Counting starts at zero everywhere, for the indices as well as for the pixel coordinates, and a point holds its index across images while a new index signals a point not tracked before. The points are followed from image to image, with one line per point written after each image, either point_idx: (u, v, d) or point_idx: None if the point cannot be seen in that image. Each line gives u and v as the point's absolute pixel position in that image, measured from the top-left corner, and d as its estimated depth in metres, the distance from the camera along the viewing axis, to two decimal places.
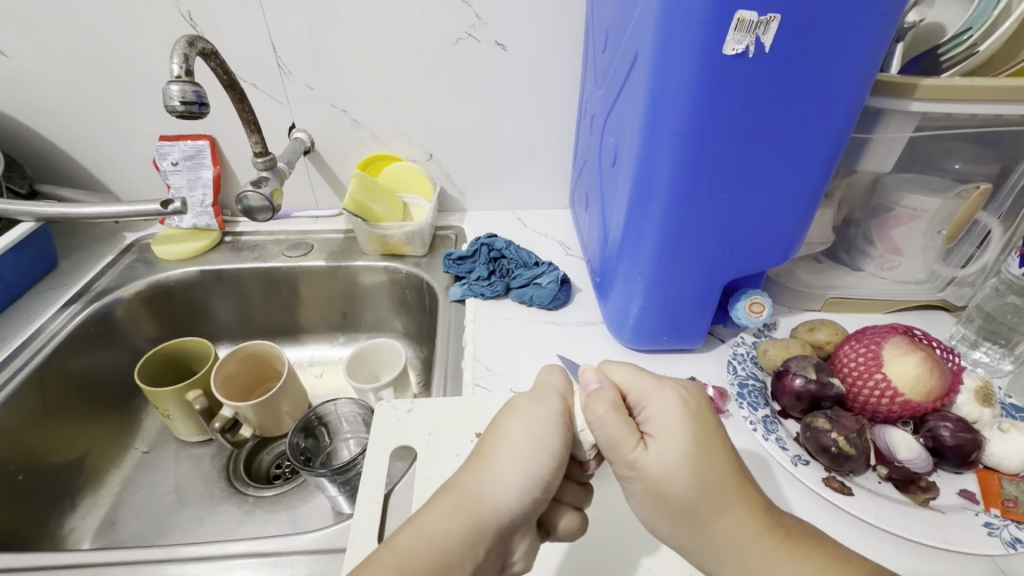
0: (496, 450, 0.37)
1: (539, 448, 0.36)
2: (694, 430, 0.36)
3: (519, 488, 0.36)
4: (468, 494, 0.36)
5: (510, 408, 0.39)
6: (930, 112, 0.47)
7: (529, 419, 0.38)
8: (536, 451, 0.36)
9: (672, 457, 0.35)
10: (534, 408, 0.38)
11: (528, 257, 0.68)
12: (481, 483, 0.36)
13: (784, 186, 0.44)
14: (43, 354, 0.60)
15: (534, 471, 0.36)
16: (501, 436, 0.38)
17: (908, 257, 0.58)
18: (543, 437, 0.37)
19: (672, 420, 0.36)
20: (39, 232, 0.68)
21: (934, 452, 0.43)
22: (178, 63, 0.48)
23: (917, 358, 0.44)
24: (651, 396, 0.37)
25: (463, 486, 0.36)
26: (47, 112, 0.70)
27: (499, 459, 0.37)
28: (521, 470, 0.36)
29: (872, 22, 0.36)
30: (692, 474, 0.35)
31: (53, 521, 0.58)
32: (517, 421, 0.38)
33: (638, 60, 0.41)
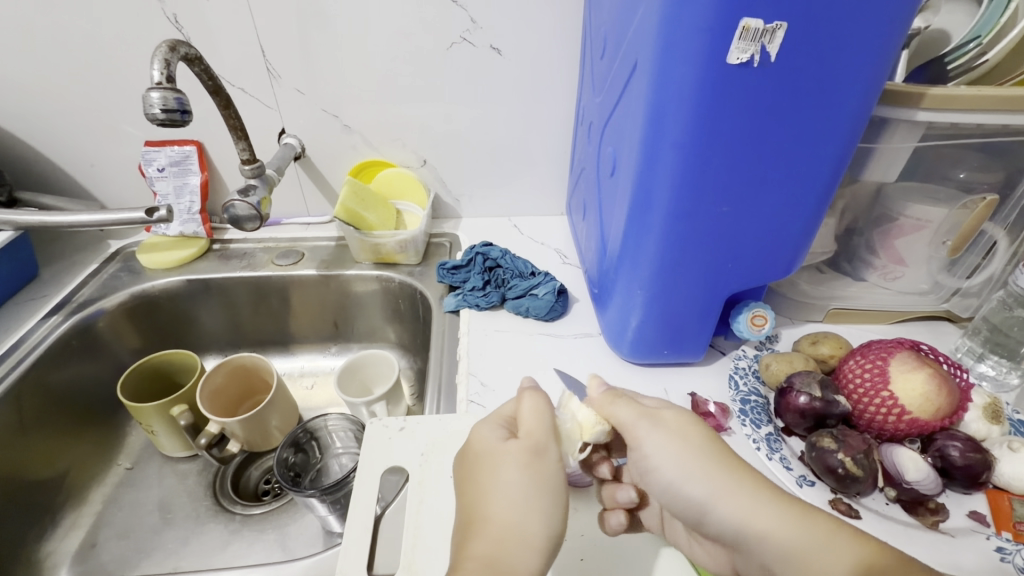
0: (495, 508, 0.34)
1: (552, 498, 0.35)
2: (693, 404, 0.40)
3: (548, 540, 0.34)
4: (490, 556, 0.32)
5: (488, 462, 0.36)
6: (936, 121, 0.45)
7: (526, 473, 0.35)
8: (551, 502, 0.35)
9: (677, 406, 0.39)
10: (533, 458, 0.36)
11: (524, 266, 0.67)
12: (495, 544, 0.33)
13: (785, 200, 0.42)
14: (21, 368, 0.57)
15: (558, 518, 0.35)
16: (495, 492, 0.35)
17: (912, 268, 0.57)
18: (548, 485, 0.35)
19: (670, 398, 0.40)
20: (18, 241, 0.65)
21: (942, 472, 0.42)
22: (158, 69, 0.46)
23: (925, 374, 0.43)
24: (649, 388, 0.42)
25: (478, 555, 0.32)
26: (28, 117, 0.68)
27: (504, 516, 0.34)
28: (544, 522, 0.34)
29: (881, 32, 0.34)
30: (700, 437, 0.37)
31: (30, 544, 0.56)
32: (507, 472, 0.35)
33: (637, 68, 0.39)
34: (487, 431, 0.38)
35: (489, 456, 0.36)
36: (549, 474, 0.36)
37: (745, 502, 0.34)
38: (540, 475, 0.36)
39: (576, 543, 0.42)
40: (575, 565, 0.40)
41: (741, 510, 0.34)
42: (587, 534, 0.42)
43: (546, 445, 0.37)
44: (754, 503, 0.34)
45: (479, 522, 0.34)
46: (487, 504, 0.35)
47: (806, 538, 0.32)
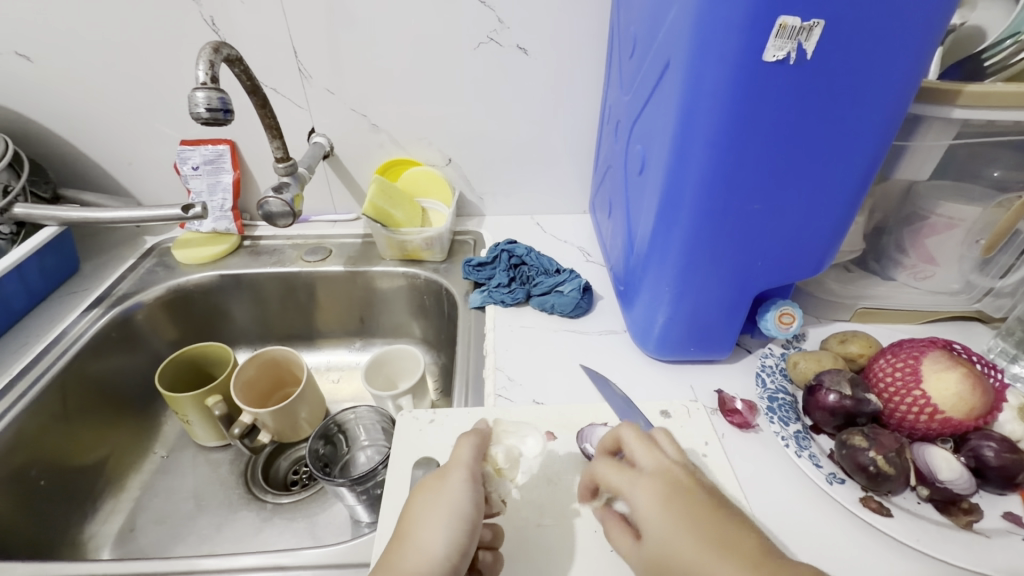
0: (417, 526, 0.36)
1: (451, 510, 0.37)
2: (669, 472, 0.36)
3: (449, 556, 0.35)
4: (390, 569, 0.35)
5: (416, 489, 0.40)
6: (971, 119, 0.45)
7: (431, 492, 0.38)
8: (454, 516, 0.37)
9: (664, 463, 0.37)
10: (438, 479, 0.39)
11: (549, 263, 0.67)
12: (405, 559, 0.35)
13: (816, 198, 0.42)
14: (64, 358, 0.60)
15: (454, 534, 0.36)
16: (414, 516, 0.37)
17: (943, 267, 0.56)
18: (451, 502, 0.37)
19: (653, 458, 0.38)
20: (62, 237, 0.68)
21: (976, 472, 0.42)
22: (203, 70, 0.48)
23: (958, 374, 0.43)
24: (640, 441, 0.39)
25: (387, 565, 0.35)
26: (71, 117, 0.71)
27: (423, 533, 0.36)
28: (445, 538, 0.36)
29: (919, 29, 0.34)
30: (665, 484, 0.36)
31: (74, 527, 0.58)
32: (423, 497, 0.38)
33: (669, 67, 0.40)
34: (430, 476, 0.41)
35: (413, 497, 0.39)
36: (450, 492, 0.38)
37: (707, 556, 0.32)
38: (444, 492, 0.38)
39: None
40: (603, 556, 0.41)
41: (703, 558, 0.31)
42: None
43: (455, 472, 0.39)
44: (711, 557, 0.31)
45: (404, 536, 0.36)
46: (410, 523, 0.37)
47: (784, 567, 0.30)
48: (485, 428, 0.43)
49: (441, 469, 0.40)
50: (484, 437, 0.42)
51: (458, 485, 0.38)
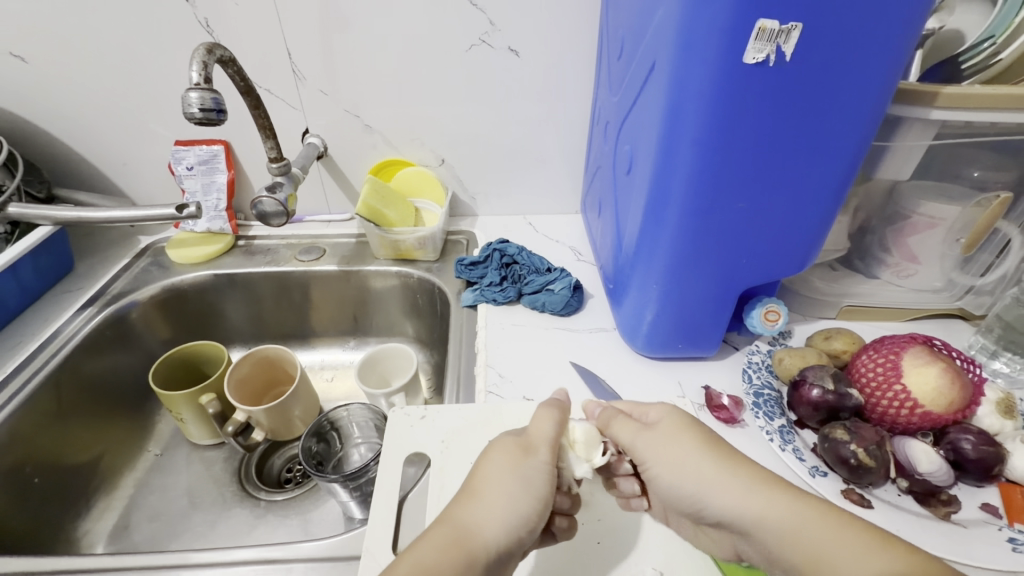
0: (491, 488, 0.40)
1: (528, 487, 0.40)
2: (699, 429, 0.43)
3: (516, 527, 0.39)
4: (463, 521, 0.38)
5: (493, 449, 0.42)
6: (950, 120, 0.46)
7: (510, 461, 0.41)
8: (526, 492, 0.40)
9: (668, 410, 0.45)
10: (524, 452, 0.42)
11: (540, 262, 0.68)
12: (478, 515, 0.39)
13: (799, 197, 0.43)
14: (58, 356, 0.60)
15: (526, 507, 0.39)
16: (488, 477, 0.40)
17: (925, 265, 0.57)
18: (531, 478, 0.41)
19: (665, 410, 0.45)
20: (57, 236, 0.68)
21: (955, 465, 0.43)
22: (197, 70, 0.49)
23: (938, 369, 0.44)
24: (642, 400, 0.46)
25: (460, 518, 0.39)
26: (66, 117, 0.71)
27: (494, 497, 0.39)
28: (516, 507, 0.39)
29: (895, 32, 0.35)
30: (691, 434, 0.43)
31: (67, 524, 0.58)
32: (497, 457, 0.41)
33: (655, 69, 0.41)
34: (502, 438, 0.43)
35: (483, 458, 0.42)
36: (529, 463, 0.41)
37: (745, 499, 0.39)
38: (529, 467, 0.41)
39: (591, 527, 0.43)
40: (591, 547, 0.42)
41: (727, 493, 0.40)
42: (602, 518, 0.43)
43: (539, 445, 0.42)
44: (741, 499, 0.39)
45: (476, 494, 0.40)
46: (482, 484, 0.40)
47: (817, 526, 0.36)
48: (561, 400, 0.45)
49: (527, 441, 0.42)
50: (563, 410, 0.44)
51: (541, 462, 0.41)
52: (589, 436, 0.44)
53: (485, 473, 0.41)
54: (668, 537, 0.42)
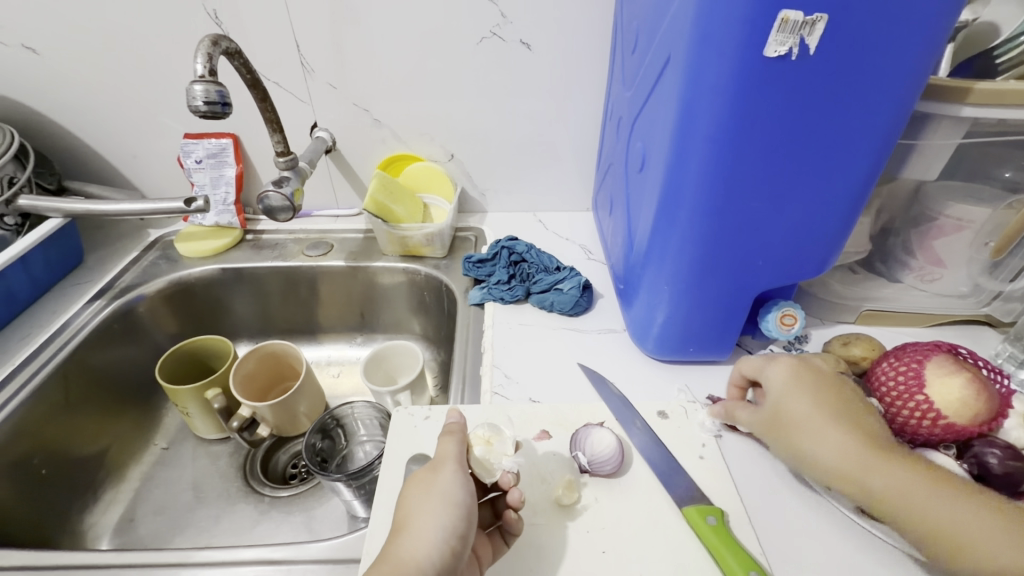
0: (413, 515, 0.37)
1: (445, 499, 0.38)
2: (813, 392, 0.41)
3: (445, 538, 0.36)
4: (395, 558, 0.35)
5: (407, 483, 0.40)
6: (982, 117, 0.44)
7: (421, 486, 0.39)
8: (446, 502, 0.38)
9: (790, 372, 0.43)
10: (431, 473, 0.40)
11: (549, 261, 0.67)
12: (406, 545, 0.36)
13: (820, 198, 0.42)
14: (67, 349, 0.60)
15: (449, 517, 0.37)
16: (408, 509, 0.38)
17: (951, 269, 0.55)
18: (445, 491, 0.38)
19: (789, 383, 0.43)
20: (67, 228, 0.68)
21: (979, 480, 0.41)
22: (201, 62, 0.48)
23: (963, 379, 0.41)
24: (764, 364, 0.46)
25: (391, 557, 0.35)
26: (77, 109, 0.71)
27: (417, 521, 0.37)
28: (439, 521, 0.37)
29: (926, 23, 0.33)
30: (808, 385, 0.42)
31: (74, 516, 0.58)
32: (411, 490, 0.39)
33: (670, 62, 0.39)
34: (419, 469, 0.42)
35: (404, 494, 0.40)
36: (440, 478, 0.39)
37: (831, 440, 0.39)
38: (438, 484, 0.39)
39: (597, 535, 0.41)
40: (596, 557, 0.40)
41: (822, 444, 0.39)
42: (608, 526, 0.42)
43: (445, 463, 0.40)
44: (822, 430, 0.39)
45: (400, 529, 0.37)
46: (406, 514, 0.38)
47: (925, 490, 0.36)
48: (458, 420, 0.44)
49: (434, 461, 0.41)
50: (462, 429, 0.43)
51: (450, 475, 0.39)
52: (491, 428, 0.46)
53: (408, 502, 0.38)
54: (676, 547, 0.41)
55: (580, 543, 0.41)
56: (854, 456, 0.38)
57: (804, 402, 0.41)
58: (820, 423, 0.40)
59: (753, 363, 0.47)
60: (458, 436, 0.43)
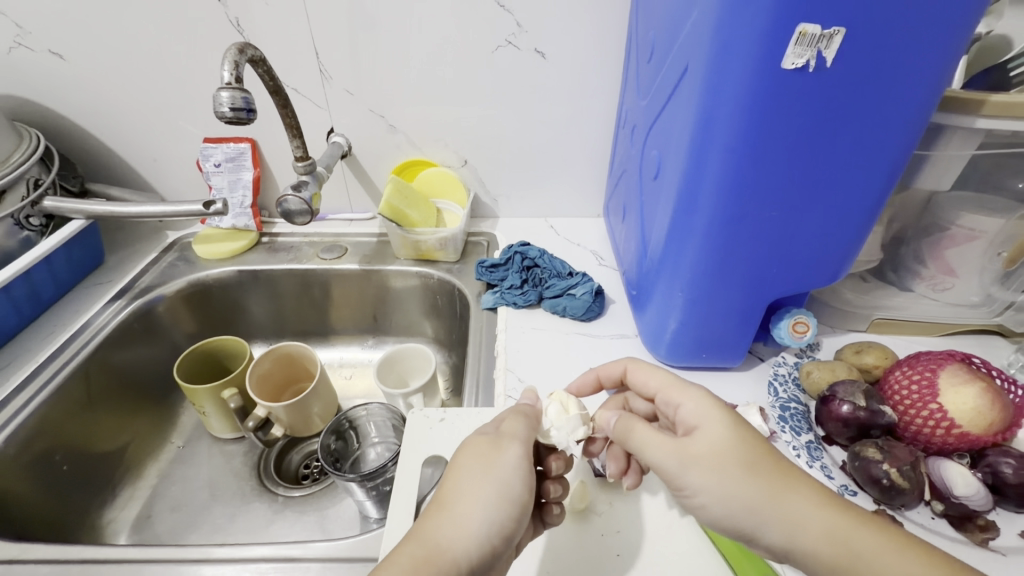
0: (463, 498, 0.35)
1: (499, 488, 0.36)
2: (727, 412, 0.37)
3: (489, 535, 0.35)
4: (429, 538, 0.34)
5: (463, 451, 0.38)
6: (996, 129, 0.44)
7: (481, 461, 0.37)
8: (499, 496, 0.36)
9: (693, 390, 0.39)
10: (492, 448, 0.38)
11: (561, 266, 0.67)
12: (446, 530, 0.34)
13: (837, 207, 0.42)
14: (88, 348, 0.61)
15: (498, 511, 0.35)
16: (459, 485, 0.36)
17: (963, 279, 0.55)
18: (501, 475, 0.36)
19: (696, 405, 0.38)
20: (89, 229, 0.70)
21: (994, 489, 0.41)
22: (228, 70, 0.49)
23: (977, 388, 0.42)
24: (673, 389, 0.40)
25: (431, 535, 0.34)
26: (100, 113, 0.73)
27: (467, 505, 0.35)
28: (487, 511, 0.35)
29: (944, 38, 0.34)
30: (718, 416, 0.36)
31: (92, 513, 0.59)
32: (468, 458, 0.37)
33: (688, 73, 0.40)
34: (475, 434, 0.40)
35: (454, 465, 0.38)
36: (500, 460, 0.37)
37: (763, 486, 0.34)
38: (497, 464, 0.37)
39: (611, 538, 0.42)
40: (612, 560, 0.41)
41: (774, 499, 0.33)
42: (623, 530, 0.43)
43: (508, 441, 0.38)
44: (786, 491, 0.33)
45: (445, 506, 0.35)
46: (454, 493, 0.36)
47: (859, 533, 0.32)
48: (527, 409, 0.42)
49: (496, 436, 0.39)
50: (534, 410, 0.42)
51: (514, 461, 0.37)
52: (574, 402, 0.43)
53: (462, 477, 0.36)
54: (690, 551, 0.41)
55: (594, 545, 0.42)
56: (826, 517, 0.33)
57: (691, 418, 0.37)
58: (787, 476, 0.34)
59: (642, 367, 0.43)
60: (529, 423, 0.40)
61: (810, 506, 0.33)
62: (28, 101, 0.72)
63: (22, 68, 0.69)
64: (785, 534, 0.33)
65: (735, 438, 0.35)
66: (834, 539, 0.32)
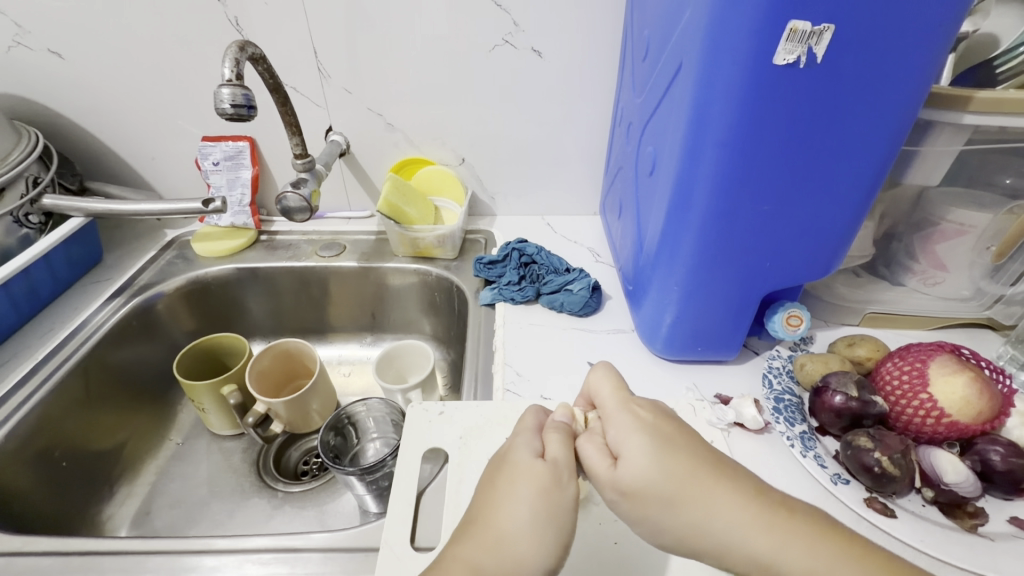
0: (521, 535, 0.34)
1: (557, 532, 0.34)
2: (655, 433, 0.36)
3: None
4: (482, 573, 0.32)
5: (520, 477, 0.36)
6: (983, 125, 0.45)
7: (541, 498, 0.35)
8: (556, 541, 0.34)
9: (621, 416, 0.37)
10: (553, 484, 0.36)
11: (559, 263, 0.69)
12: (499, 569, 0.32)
13: (827, 201, 0.43)
14: (87, 345, 0.61)
15: (554, 555, 0.34)
16: (513, 519, 0.34)
17: (953, 273, 0.56)
18: (560, 519, 0.35)
19: (627, 428, 0.37)
20: (87, 227, 0.70)
21: (982, 476, 0.42)
22: (229, 67, 0.50)
23: (966, 378, 0.43)
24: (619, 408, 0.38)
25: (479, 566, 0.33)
26: (99, 112, 0.73)
27: (523, 544, 0.33)
28: (544, 554, 0.33)
29: (931, 33, 0.35)
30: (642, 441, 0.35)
31: (92, 508, 0.59)
32: (525, 487, 0.35)
33: (682, 70, 0.41)
34: (525, 454, 0.38)
35: (508, 488, 0.36)
36: (563, 500, 0.35)
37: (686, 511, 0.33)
38: (558, 506, 0.35)
39: (609, 527, 0.43)
40: (610, 548, 0.42)
41: (695, 524, 0.33)
42: (620, 519, 0.43)
43: (567, 477, 0.36)
44: (704, 514, 0.33)
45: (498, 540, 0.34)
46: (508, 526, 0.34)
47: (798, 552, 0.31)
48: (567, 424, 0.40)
49: (556, 468, 0.37)
50: (571, 431, 0.40)
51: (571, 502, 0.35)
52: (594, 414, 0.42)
53: (519, 510, 0.34)
54: None
55: (593, 534, 0.42)
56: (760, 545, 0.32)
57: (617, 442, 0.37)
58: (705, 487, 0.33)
59: (602, 375, 0.41)
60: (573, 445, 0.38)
61: (735, 528, 0.32)
62: (27, 100, 0.72)
63: (21, 67, 0.69)
64: (719, 559, 0.33)
65: (656, 461, 0.34)
66: (761, 564, 0.32)
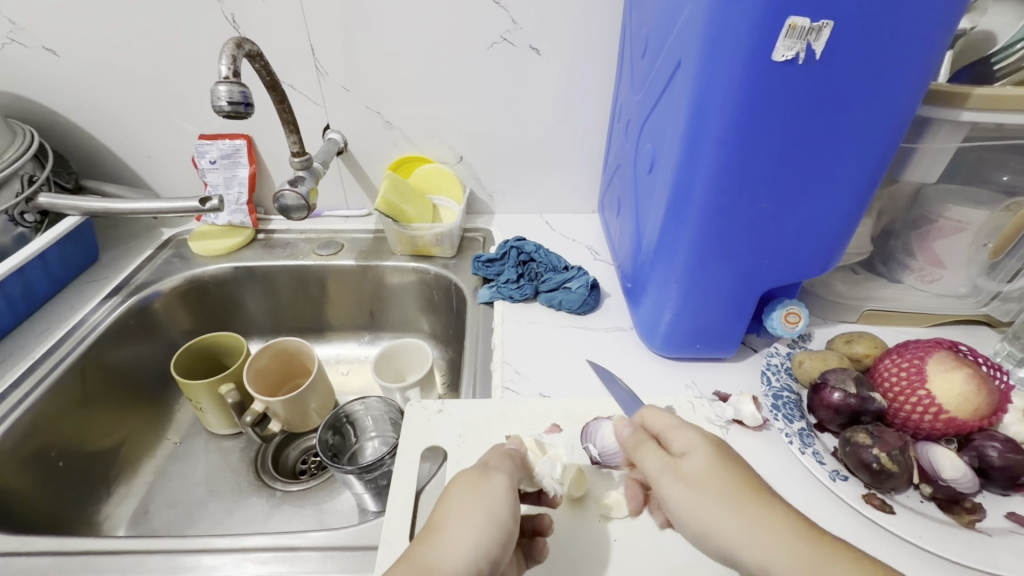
0: (454, 519, 0.35)
1: (489, 513, 0.35)
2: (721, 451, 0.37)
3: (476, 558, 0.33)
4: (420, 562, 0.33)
5: (452, 479, 0.38)
6: (981, 122, 0.45)
7: (471, 487, 0.37)
8: (489, 520, 0.35)
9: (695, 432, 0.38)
10: (480, 476, 0.38)
11: (557, 261, 0.68)
12: (437, 552, 0.33)
13: (826, 198, 0.43)
14: (83, 345, 0.61)
15: (489, 534, 0.34)
16: (449, 509, 0.35)
17: (950, 270, 0.57)
18: (492, 502, 0.36)
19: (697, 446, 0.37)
20: (83, 226, 0.70)
21: (980, 472, 0.42)
22: (225, 64, 0.50)
23: (964, 374, 0.43)
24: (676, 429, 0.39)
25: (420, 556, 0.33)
26: (94, 109, 0.73)
27: (457, 528, 0.34)
28: (480, 536, 0.34)
29: (932, 27, 0.35)
30: (718, 467, 0.36)
31: (90, 508, 0.59)
32: (456, 487, 0.37)
33: (680, 67, 0.41)
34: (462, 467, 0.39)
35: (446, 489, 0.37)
36: (491, 490, 0.37)
37: (735, 514, 0.34)
38: (489, 492, 0.36)
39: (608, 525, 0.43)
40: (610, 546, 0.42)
41: (746, 536, 0.33)
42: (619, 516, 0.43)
43: (496, 471, 0.38)
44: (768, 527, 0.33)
45: (435, 527, 0.35)
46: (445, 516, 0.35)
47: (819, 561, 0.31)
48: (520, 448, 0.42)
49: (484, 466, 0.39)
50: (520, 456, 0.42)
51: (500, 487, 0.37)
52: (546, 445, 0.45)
53: (454, 502, 0.36)
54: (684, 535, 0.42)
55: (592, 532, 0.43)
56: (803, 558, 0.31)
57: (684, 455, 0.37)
58: (761, 506, 0.34)
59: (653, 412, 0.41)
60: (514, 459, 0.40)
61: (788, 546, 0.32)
62: (21, 97, 0.71)
63: (15, 64, 0.68)
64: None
65: (716, 472, 0.35)
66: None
